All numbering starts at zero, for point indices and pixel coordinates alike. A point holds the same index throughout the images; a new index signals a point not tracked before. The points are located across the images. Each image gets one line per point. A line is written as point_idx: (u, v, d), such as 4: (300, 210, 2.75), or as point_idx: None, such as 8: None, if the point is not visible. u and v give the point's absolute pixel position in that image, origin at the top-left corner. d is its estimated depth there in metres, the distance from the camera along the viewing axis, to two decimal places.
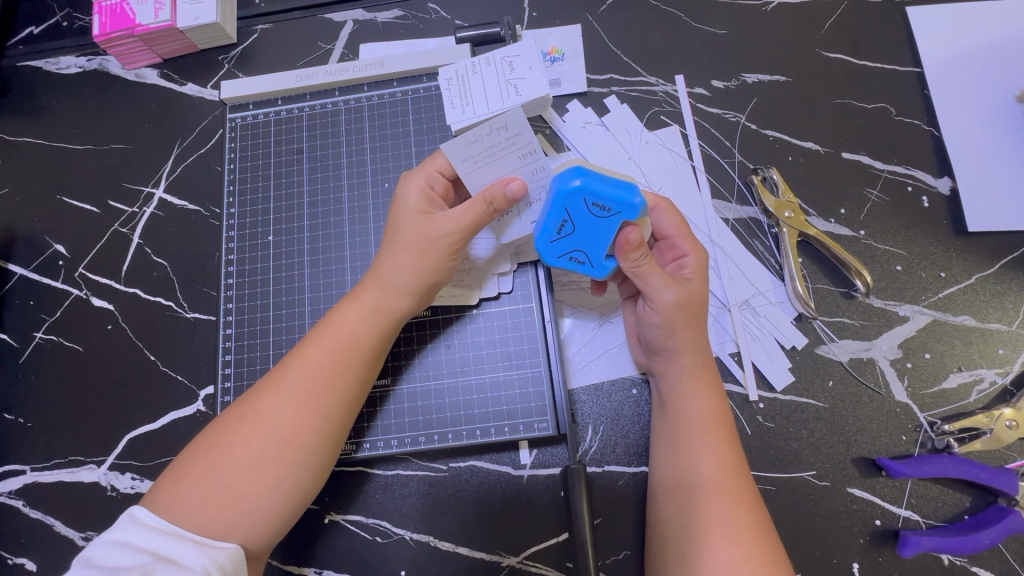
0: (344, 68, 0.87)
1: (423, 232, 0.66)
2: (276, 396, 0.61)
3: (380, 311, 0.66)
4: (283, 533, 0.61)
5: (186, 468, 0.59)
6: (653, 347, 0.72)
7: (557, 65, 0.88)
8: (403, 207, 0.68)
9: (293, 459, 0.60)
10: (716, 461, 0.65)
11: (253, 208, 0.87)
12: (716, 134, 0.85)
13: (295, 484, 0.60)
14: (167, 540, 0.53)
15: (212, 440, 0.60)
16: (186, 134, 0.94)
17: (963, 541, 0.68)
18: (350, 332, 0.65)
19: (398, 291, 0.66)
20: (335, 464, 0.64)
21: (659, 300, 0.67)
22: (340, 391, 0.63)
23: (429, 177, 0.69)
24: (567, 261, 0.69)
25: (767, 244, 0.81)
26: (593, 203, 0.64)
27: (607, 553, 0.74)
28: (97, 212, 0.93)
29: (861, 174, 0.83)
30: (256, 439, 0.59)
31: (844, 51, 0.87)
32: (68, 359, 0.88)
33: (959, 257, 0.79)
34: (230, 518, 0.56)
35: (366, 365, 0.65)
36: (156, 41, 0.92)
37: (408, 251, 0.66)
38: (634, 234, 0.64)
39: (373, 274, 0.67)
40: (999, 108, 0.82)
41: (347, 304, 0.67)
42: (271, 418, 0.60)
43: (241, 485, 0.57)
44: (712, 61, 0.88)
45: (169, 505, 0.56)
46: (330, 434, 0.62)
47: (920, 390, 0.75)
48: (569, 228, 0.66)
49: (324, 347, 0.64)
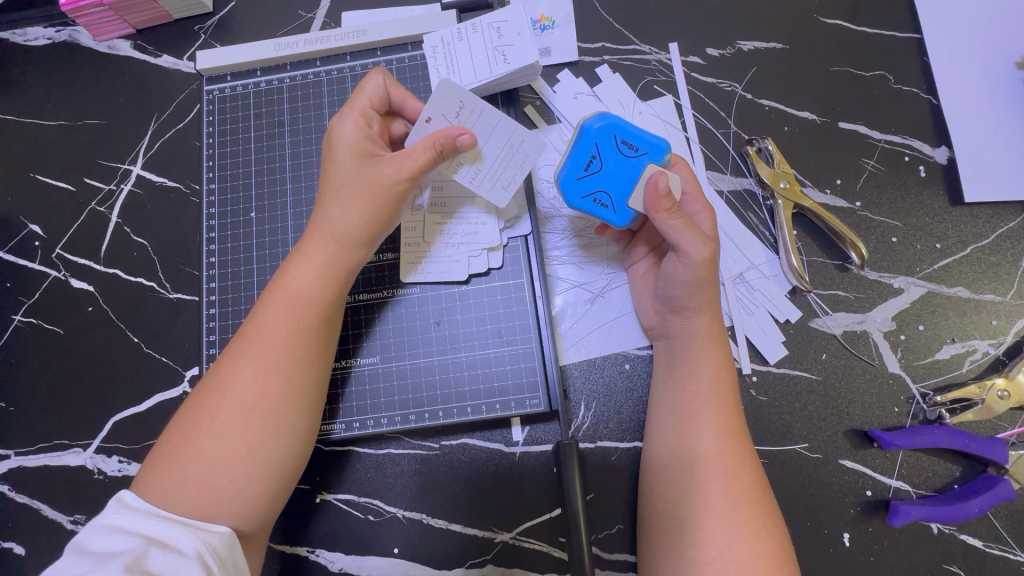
0: (326, 37, 0.84)
1: (369, 178, 0.64)
2: (238, 363, 0.60)
3: (332, 262, 0.65)
4: (274, 509, 0.60)
5: (163, 449, 0.58)
6: (672, 307, 0.70)
7: (547, 33, 0.85)
8: (344, 150, 0.66)
9: (261, 425, 0.58)
10: (721, 422, 0.65)
11: (234, 183, 0.84)
12: (711, 104, 0.83)
13: (271, 452, 0.58)
14: (159, 523, 0.52)
15: (185, 419, 0.59)
16: (163, 108, 0.91)
17: (953, 510, 0.68)
18: (307, 289, 0.64)
19: (349, 239, 0.65)
20: (313, 432, 0.63)
21: (693, 256, 0.65)
22: (303, 350, 0.62)
23: (364, 117, 0.68)
24: (590, 203, 0.69)
25: (762, 216, 0.79)
26: (622, 141, 0.68)
27: (599, 527, 0.74)
28: (72, 190, 0.90)
29: (857, 144, 0.81)
30: (224, 409, 0.58)
31: (842, 17, 0.84)
32: (48, 342, 0.86)
33: (954, 228, 0.78)
34: (210, 495, 0.55)
35: (325, 321, 0.64)
36: (128, 10, 0.88)
37: (356, 197, 0.64)
38: (662, 180, 0.64)
39: (323, 227, 0.65)
40: (999, 74, 0.80)
41: (297, 261, 0.65)
42: (235, 385, 0.59)
43: (216, 458, 0.56)
44: (707, 28, 0.85)
45: (154, 490, 0.55)
46: (297, 396, 0.61)
47: (913, 362, 0.75)
48: (596, 166, 0.68)
49: (282, 309, 0.63)
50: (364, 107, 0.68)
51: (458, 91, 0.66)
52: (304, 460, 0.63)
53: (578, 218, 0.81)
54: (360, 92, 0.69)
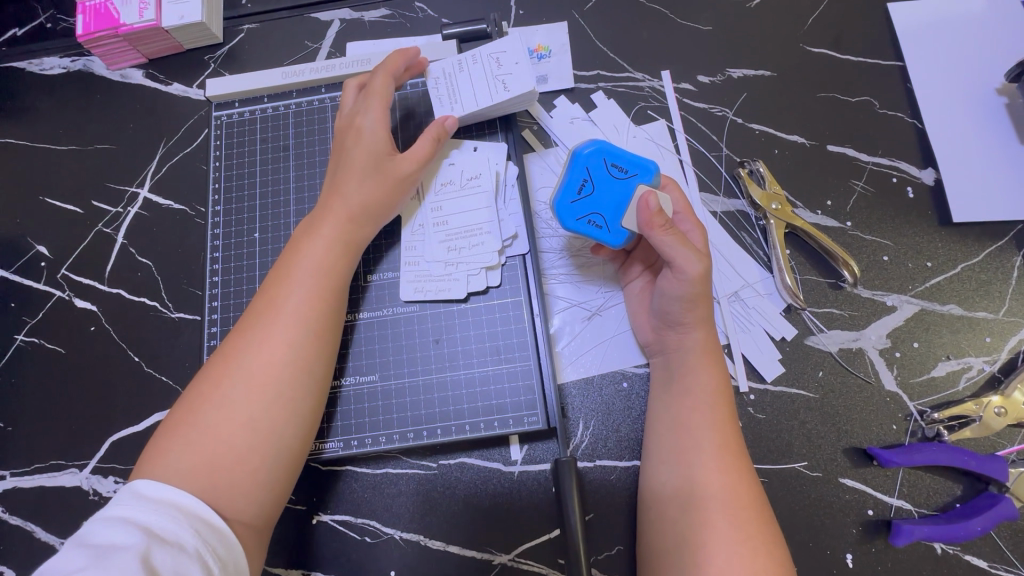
0: (331, 65, 0.87)
1: (386, 170, 0.72)
2: (251, 334, 0.63)
3: (343, 240, 0.70)
4: (272, 492, 0.60)
5: (173, 419, 0.60)
6: (668, 322, 0.71)
7: (544, 61, 0.89)
8: (367, 139, 0.72)
9: (265, 392, 0.60)
10: (718, 439, 0.65)
11: (239, 205, 0.86)
12: (703, 128, 0.86)
13: (272, 421, 0.60)
14: (161, 515, 0.51)
15: (195, 388, 0.61)
16: (172, 134, 0.94)
17: (955, 529, 0.67)
18: (320, 266, 0.68)
19: (361, 219, 0.71)
20: (316, 407, 0.65)
21: (689, 272, 0.66)
22: (311, 321, 0.65)
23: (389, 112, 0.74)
24: (586, 224, 0.71)
25: (755, 237, 0.81)
26: (612, 164, 0.70)
27: (598, 548, 0.73)
28: (80, 212, 0.92)
29: (846, 167, 0.83)
30: (230, 379, 0.60)
31: (827, 46, 0.88)
32: (49, 362, 0.86)
33: (944, 246, 0.79)
34: (211, 464, 0.56)
35: (332, 294, 0.67)
36: (141, 41, 0.92)
37: (371, 181, 0.71)
38: (654, 200, 0.67)
39: (334, 207, 0.70)
40: (979, 99, 0.83)
41: (310, 240, 0.69)
42: (246, 353, 0.62)
43: (220, 427, 0.58)
44: (697, 56, 0.89)
45: (157, 463, 0.56)
46: (301, 367, 0.63)
47: (909, 379, 0.75)
48: (589, 189, 0.70)
49: (294, 282, 0.66)
50: (385, 99, 0.74)
51: (481, 164, 0.79)
52: (305, 442, 0.64)
53: (575, 239, 0.83)
54: (375, 85, 0.75)
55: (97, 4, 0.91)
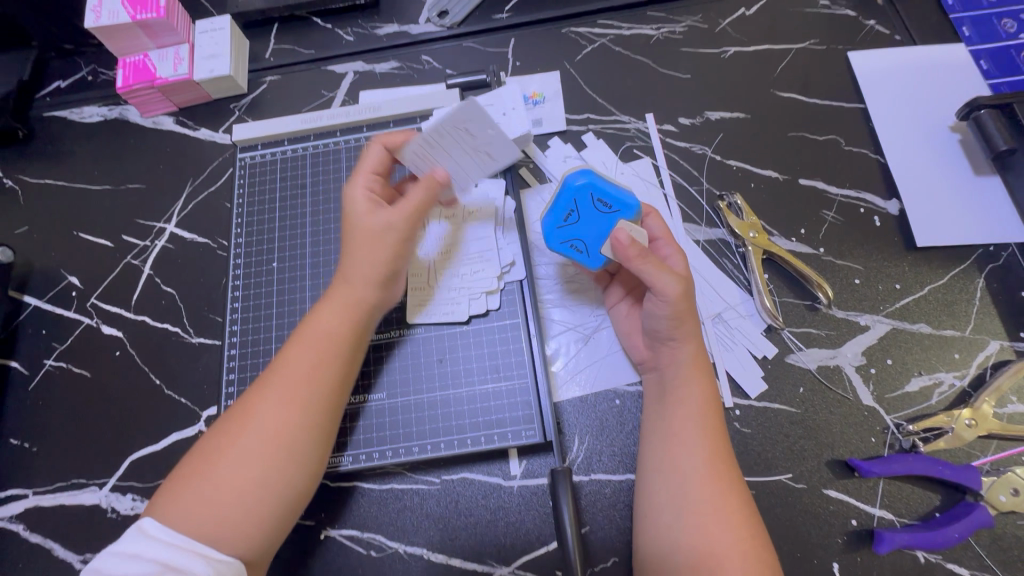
0: (346, 111, 0.96)
1: (380, 232, 0.74)
2: (264, 396, 0.67)
3: (353, 306, 0.73)
4: (276, 539, 0.65)
5: (185, 473, 0.64)
6: (658, 338, 0.76)
7: (538, 107, 0.98)
8: (356, 210, 0.76)
9: (274, 453, 0.65)
10: (709, 449, 0.70)
11: (259, 237, 0.93)
12: (685, 165, 0.94)
13: (281, 479, 0.64)
14: (174, 551, 0.58)
15: (208, 446, 0.66)
16: (198, 173, 1.02)
17: (934, 536, 0.70)
18: (330, 330, 0.72)
19: (369, 286, 0.74)
20: (323, 463, 0.69)
21: (668, 293, 0.72)
22: (321, 384, 0.69)
23: (372, 180, 0.78)
24: (568, 247, 0.80)
25: (735, 262, 0.88)
26: (598, 199, 0.77)
27: (595, 560, 0.76)
28: (110, 245, 1.00)
29: (816, 198, 0.90)
30: (243, 438, 0.65)
31: (794, 91, 0.97)
32: (75, 385, 0.91)
33: (911, 270, 0.85)
34: (221, 519, 0.61)
35: (342, 358, 0.71)
36: (174, 92, 1.02)
37: (372, 247, 0.74)
38: (625, 235, 0.73)
39: (345, 274, 0.74)
40: (935, 136, 0.92)
41: (323, 306, 0.73)
42: (257, 414, 0.66)
43: (230, 485, 0.62)
44: (677, 101, 0.98)
45: (166, 513, 0.61)
46: (310, 427, 0.67)
47: (884, 394, 0.79)
48: (574, 218, 0.78)
49: (306, 346, 0.70)
50: (368, 172, 0.78)
51: (483, 198, 0.88)
52: (311, 490, 0.68)
53: (570, 266, 0.90)
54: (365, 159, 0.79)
55: (137, 60, 1.01)
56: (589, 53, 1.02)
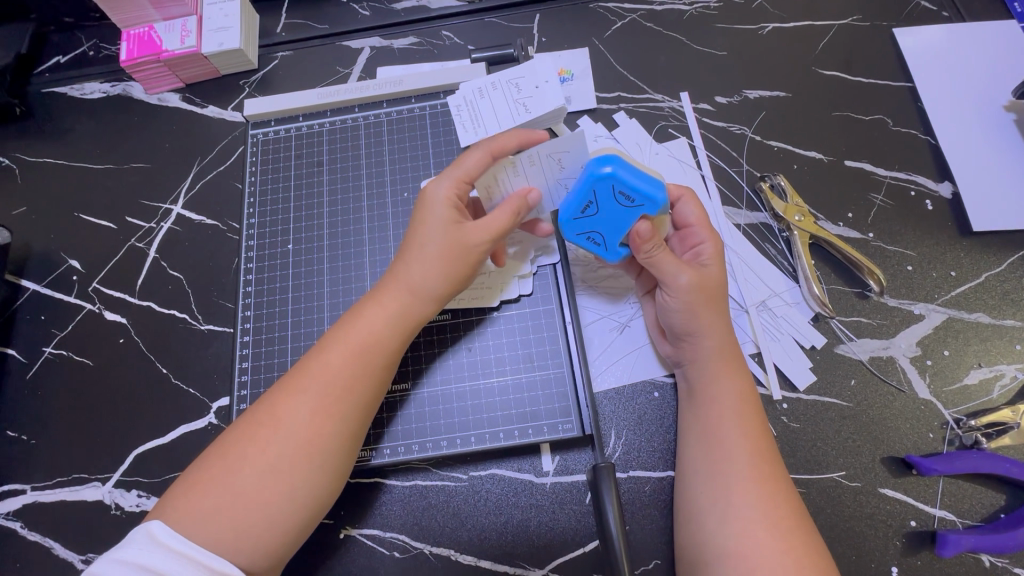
0: (364, 86, 0.91)
1: (457, 242, 0.67)
2: (297, 402, 0.61)
3: (402, 315, 0.67)
4: (295, 548, 0.61)
5: (200, 474, 0.59)
6: (676, 333, 0.72)
7: (567, 84, 0.92)
8: (435, 215, 0.68)
9: (306, 466, 0.60)
10: (750, 447, 0.65)
11: (273, 218, 0.88)
12: (723, 145, 0.89)
13: (309, 491, 0.60)
14: (184, 565, 0.52)
15: (229, 448, 0.60)
16: (206, 152, 0.97)
17: (1003, 540, 0.66)
18: (375, 338, 0.66)
19: (426, 296, 0.67)
20: (349, 472, 0.65)
21: (676, 288, 0.69)
22: (361, 395, 0.64)
23: (460, 187, 0.69)
24: (585, 240, 0.72)
25: (779, 247, 0.83)
26: (620, 191, 0.66)
27: (636, 562, 0.71)
28: (113, 227, 0.94)
29: (864, 181, 0.85)
30: (271, 446, 0.59)
31: (838, 69, 0.92)
32: (76, 374, 0.86)
33: (967, 257, 0.80)
34: (242, 530, 0.57)
35: (385, 368, 0.66)
36: (181, 66, 0.96)
37: (440, 256, 0.67)
38: (644, 227, 0.67)
39: (398, 277, 0.68)
40: (988, 116, 0.87)
41: (369, 308, 0.67)
42: (289, 422, 0.60)
43: (255, 495, 0.58)
44: (714, 79, 0.93)
45: (182, 517, 0.56)
46: (346, 440, 0.62)
47: (942, 387, 0.75)
48: (593, 210, 0.68)
49: (346, 352, 0.64)
50: (459, 177, 0.69)
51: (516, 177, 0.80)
52: (334, 500, 0.64)
53: None
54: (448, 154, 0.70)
55: (141, 32, 0.95)
56: (620, 28, 0.96)
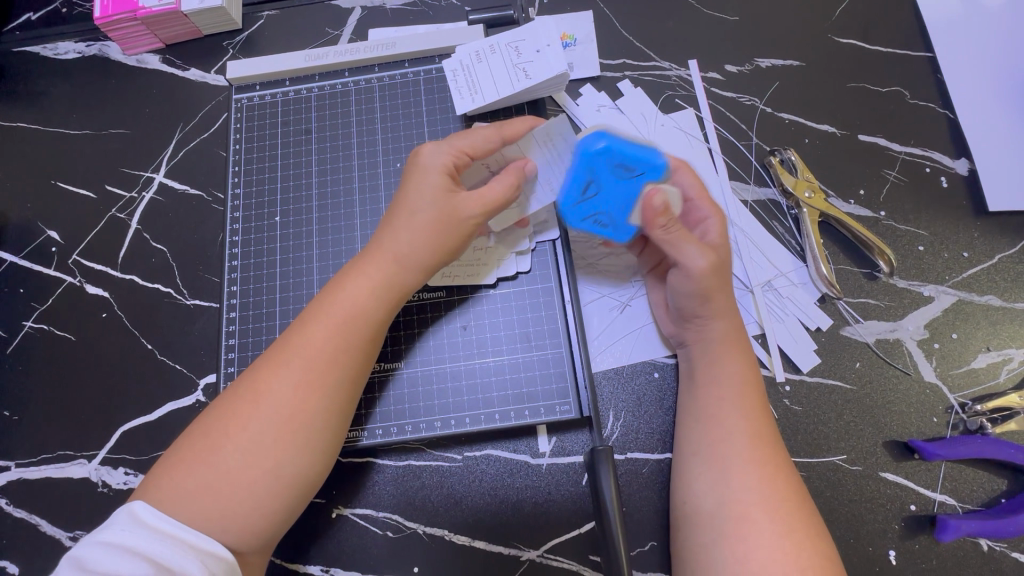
0: (354, 49, 0.86)
1: (447, 211, 0.64)
2: (280, 377, 0.59)
3: (387, 284, 0.64)
4: (284, 527, 0.59)
5: (182, 453, 0.57)
6: (684, 316, 0.69)
7: (568, 50, 0.87)
8: (428, 182, 0.65)
9: (292, 441, 0.57)
10: (753, 427, 0.63)
11: (259, 189, 0.84)
12: (732, 117, 0.84)
13: (296, 468, 0.57)
14: (168, 547, 0.50)
15: (210, 426, 0.58)
16: (189, 118, 0.92)
17: (1003, 525, 0.65)
18: (359, 309, 0.63)
19: (413, 266, 0.64)
20: (338, 447, 0.62)
21: (694, 266, 0.65)
22: (347, 367, 0.61)
23: (458, 156, 0.67)
24: (590, 223, 0.75)
25: (787, 225, 0.80)
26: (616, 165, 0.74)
27: (631, 543, 0.70)
28: (93, 197, 0.90)
29: (877, 156, 0.82)
30: (254, 423, 0.57)
31: (856, 37, 0.87)
32: (58, 350, 0.83)
33: (981, 237, 0.78)
34: (226, 508, 0.54)
35: (371, 339, 0.63)
36: (159, 25, 0.90)
37: (428, 225, 0.64)
38: (657, 198, 0.65)
39: (381, 246, 0.65)
40: (1009, 90, 0.83)
41: (352, 279, 0.64)
42: (272, 396, 0.58)
43: (239, 473, 0.55)
44: (725, 46, 0.88)
45: (164, 497, 0.54)
46: (333, 414, 0.60)
47: (948, 370, 0.73)
48: (593, 190, 0.74)
49: (328, 324, 0.61)
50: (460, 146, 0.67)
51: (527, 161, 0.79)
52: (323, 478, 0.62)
53: None
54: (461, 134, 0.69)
55: None
56: None
